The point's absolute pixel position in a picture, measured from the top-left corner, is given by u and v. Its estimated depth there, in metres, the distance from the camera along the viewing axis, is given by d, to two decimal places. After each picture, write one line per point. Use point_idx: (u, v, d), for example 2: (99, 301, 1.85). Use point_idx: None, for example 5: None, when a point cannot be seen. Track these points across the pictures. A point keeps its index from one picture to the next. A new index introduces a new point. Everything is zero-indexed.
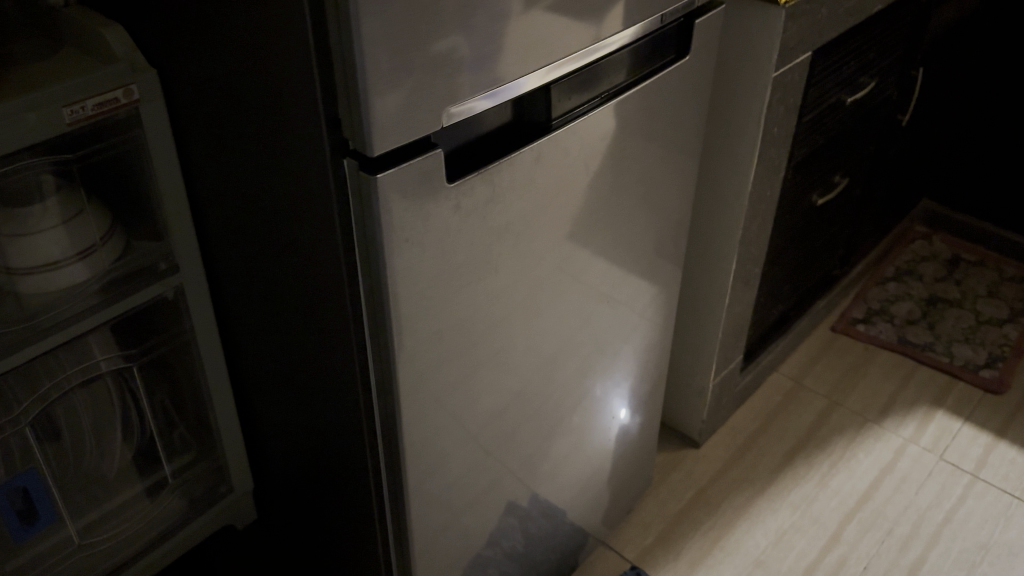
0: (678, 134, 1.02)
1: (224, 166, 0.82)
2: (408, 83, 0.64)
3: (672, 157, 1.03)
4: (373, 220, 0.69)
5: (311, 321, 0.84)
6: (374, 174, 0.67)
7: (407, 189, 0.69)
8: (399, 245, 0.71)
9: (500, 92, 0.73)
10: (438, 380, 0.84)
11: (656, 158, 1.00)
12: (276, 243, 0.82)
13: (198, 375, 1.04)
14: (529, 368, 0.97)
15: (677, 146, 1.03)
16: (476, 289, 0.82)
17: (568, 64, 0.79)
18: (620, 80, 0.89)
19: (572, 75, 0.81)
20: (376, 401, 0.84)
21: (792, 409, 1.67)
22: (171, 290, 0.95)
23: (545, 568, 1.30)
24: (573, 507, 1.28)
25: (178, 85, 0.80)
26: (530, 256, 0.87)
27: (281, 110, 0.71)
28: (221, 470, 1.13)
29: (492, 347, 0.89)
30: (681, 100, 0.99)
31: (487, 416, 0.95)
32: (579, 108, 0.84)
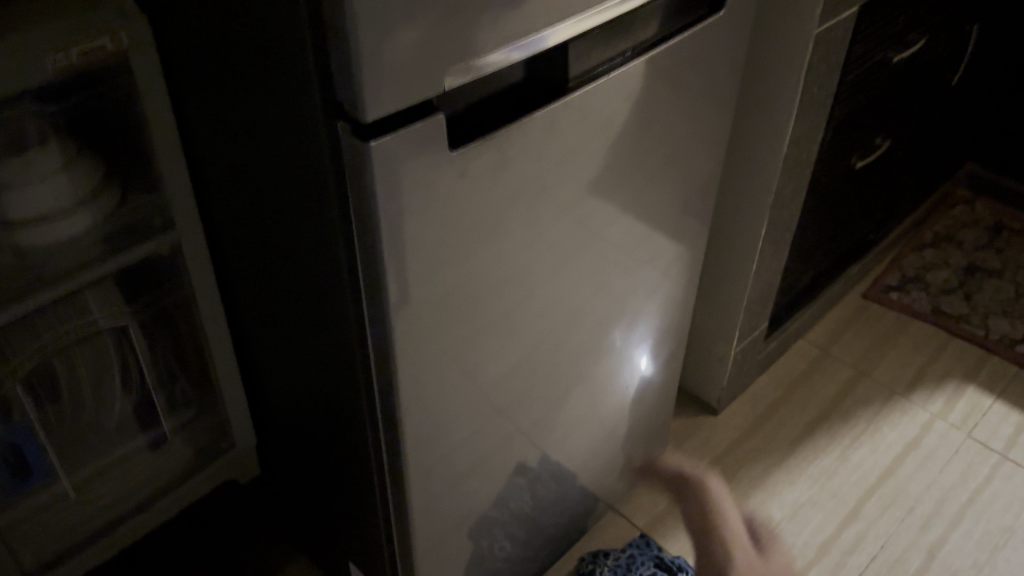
0: (708, 96, 0.95)
1: (218, 120, 0.78)
2: (408, 43, 0.59)
3: (700, 120, 0.97)
4: (368, 189, 0.64)
5: (309, 287, 0.80)
6: (368, 141, 0.61)
7: (407, 155, 0.63)
8: (396, 215, 0.66)
9: (513, 50, 0.67)
10: (440, 354, 0.80)
11: (684, 122, 0.94)
12: (273, 205, 0.78)
13: (200, 334, 1.00)
14: (538, 340, 0.93)
15: (706, 109, 0.97)
16: (485, 258, 0.77)
17: (588, 21, 0.73)
18: (646, 37, 0.83)
19: (593, 32, 0.75)
20: (374, 373, 0.80)
21: (816, 378, 1.62)
22: (167, 245, 0.92)
23: (553, 534, 1.28)
24: (583, 474, 1.25)
25: (171, 35, 0.76)
26: (541, 225, 0.82)
27: (274, 68, 0.66)
28: (225, 426, 1.09)
29: (498, 320, 0.85)
30: (712, 59, 0.92)
31: (492, 389, 0.91)
32: (599, 68, 0.78)
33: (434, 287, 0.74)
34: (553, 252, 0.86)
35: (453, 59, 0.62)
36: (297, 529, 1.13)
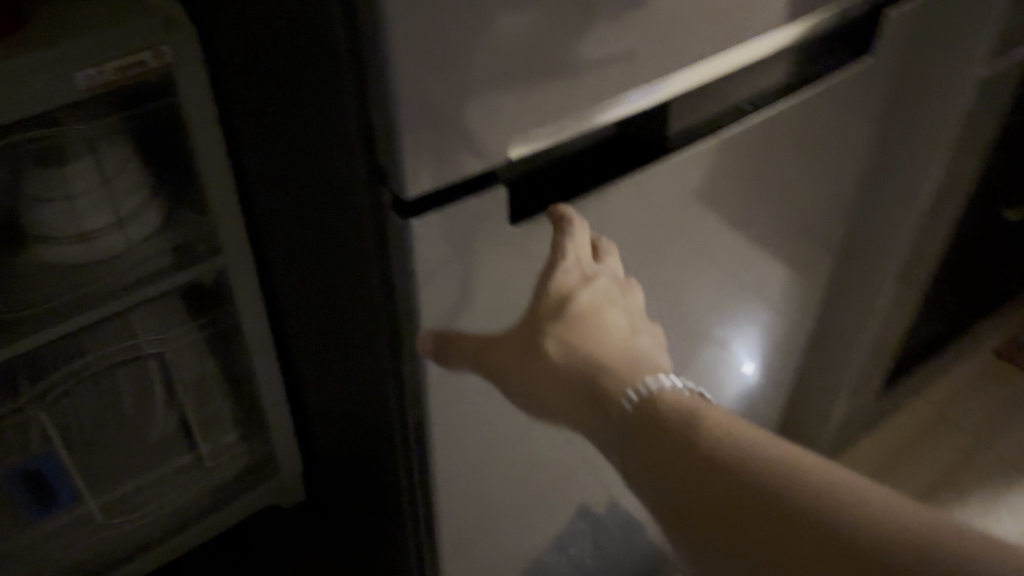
0: (833, 149, 0.81)
1: (267, 150, 0.69)
2: (459, 107, 0.48)
3: (820, 175, 0.83)
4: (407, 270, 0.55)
5: (353, 340, 0.72)
6: (409, 218, 0.52)
7: (454, 230, 0.54)
8: (439, 297, 0.57)
9: (597, 113, 0.56)
10: (486, 429, 0.71)
11: (803, 175, 0.80)
12: (319, 249, 0.69)
13: (245, 360, 0.93)
14: None
15: (831, 160, 0.82)
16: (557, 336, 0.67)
17: (696, 77, 0.61)
18: (766, 89, 0.70)
19: (701, 87, 0.63)
20: (413, 445, 0.71)
21: (931, 443, 1.44)
22: (211, 270, 0.83)
23: None
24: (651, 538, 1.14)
25: (220, 48, 0.67)
26: None
27: (319, 109, 0.56)
28: (269, 452, 1.02)
29: None
30: (845, 109, 0.78)
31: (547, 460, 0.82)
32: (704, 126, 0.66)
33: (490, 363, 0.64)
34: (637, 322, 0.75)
35: (517, 122, 0.52)
36: (339, 562, 1.06)
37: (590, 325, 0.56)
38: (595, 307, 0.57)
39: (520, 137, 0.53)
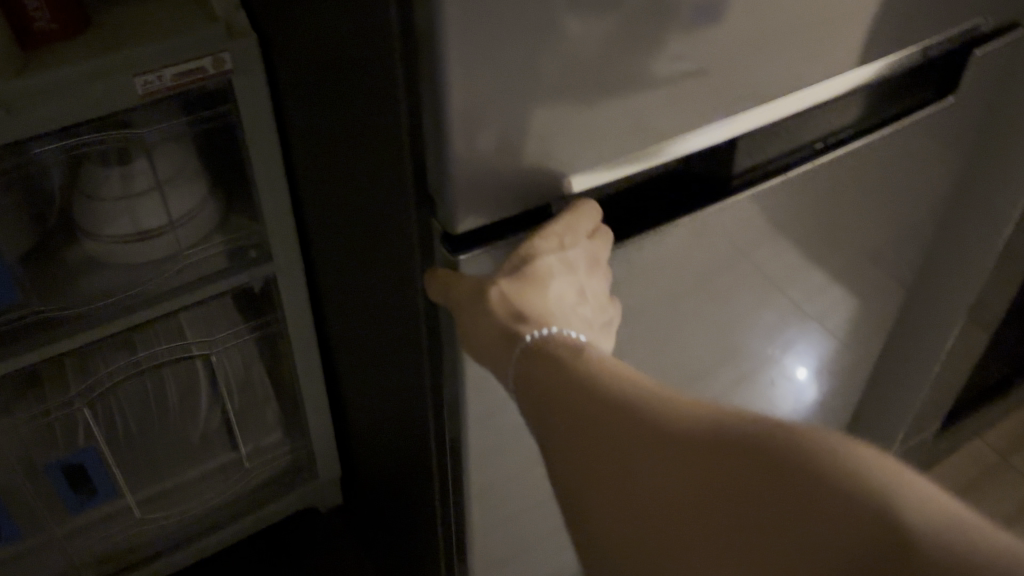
0: (905, 187, 0.78)
1: (320, 162, 0.68)
2: (511, 141, 0.47)
3: (890, 213, 0.79)
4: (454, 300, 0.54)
5: (395, 357, 0.71)
6: (456, 254, 0.51)
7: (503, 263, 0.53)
8: None
9: (661, 150, 0.54)
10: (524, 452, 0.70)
11: (872, 212, 0.77)
12: (368, 266, 0.68)
13: (289, 366, 0.92)
14: None
15: (904, 197, 0.79)
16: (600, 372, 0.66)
17: (769, 114, 0.58)
18: (840, 126, 0.67)
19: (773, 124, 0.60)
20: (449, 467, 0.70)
21: (993, 487, 1.38)
22: (261, 279, 0.83)
23: None
24: None
25: (280, 58, 0.66)
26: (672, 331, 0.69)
27: (374, 132, 0.54)
28: (309, 456, 1.02)
29: None
30: (920, 147, 0.74)
31: None
32: (773, 163, 0.64)
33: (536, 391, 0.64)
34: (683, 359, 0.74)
35: (573, 156, 0.50)
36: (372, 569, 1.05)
37: (539, 295, 0.49)
38: (548, 276, 0.49)
39: (580, 175, 0.51)
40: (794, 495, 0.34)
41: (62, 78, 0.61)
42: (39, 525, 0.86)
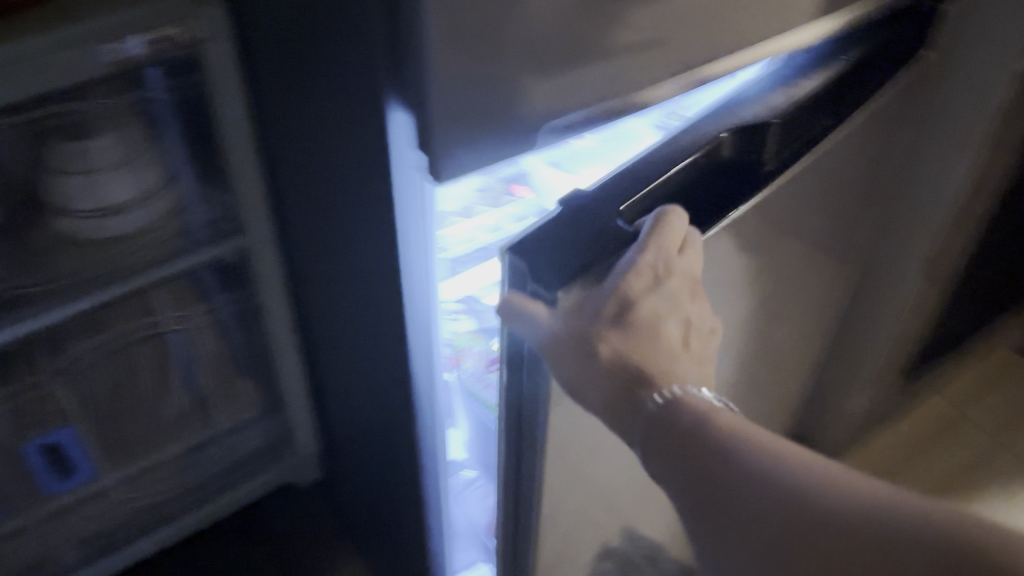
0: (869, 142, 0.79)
1: (293, 131, 0.68)
2: (497, 99, 0.47)
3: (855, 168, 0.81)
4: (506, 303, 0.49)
5: (374, 323, 0.71)
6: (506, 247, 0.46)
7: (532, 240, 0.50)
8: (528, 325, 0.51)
9: (634, 101, 0.54)
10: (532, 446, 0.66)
11: None
12: (346, 234, 0.68)
13: (265, 341, 0.92)
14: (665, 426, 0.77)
15: (881, 157, 0.79)
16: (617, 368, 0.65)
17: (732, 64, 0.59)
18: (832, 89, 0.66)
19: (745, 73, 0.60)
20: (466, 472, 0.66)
21: (952, 439, 1.42)
22: (235, 252, 0.83)
23: None
24: None
25: (249, 25, 0.65)
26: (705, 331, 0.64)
27: (352, 94, 0.55)
28: (286, 432, 1.02)
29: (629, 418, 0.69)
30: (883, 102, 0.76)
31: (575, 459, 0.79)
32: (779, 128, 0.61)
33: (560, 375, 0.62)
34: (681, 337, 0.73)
35: (554, 112, 0.50)
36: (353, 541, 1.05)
37: (648, 341, 0.46)
38: (655, 319, 0.46)
39: (558, 129, 0.52)
40: (806, 502, 0.42)
41: (27, 48, 0.60)
42: (15, 508, 0.86)
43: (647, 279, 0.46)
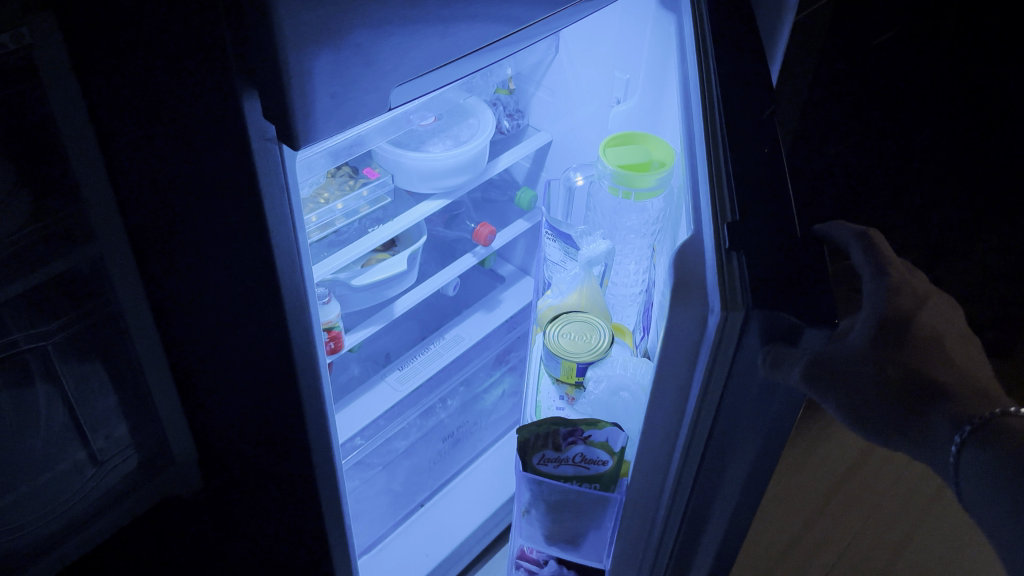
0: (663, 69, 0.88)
1: (136, 130, 0.69)
2: (343, 72, 0.51)
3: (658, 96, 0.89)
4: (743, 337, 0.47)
5: (243, 309, 0.73)
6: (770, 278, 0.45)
7: (713, 281, 0.47)
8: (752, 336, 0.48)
9: (463, 58, 0.60)
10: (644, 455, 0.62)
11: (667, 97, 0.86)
12: (205, 226, 0.70)
13: (130, 351, 0.92)
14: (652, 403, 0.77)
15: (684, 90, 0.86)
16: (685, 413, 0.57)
17: (535, 23, 0.67)
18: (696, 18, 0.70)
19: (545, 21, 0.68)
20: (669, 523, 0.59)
21: None
22: (86, 261, 0.84)
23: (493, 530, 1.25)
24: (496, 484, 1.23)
25: (78, 30, 0.66)
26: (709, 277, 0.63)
27: (199, 82, 0.57)
28: (162, 444, 1.01)
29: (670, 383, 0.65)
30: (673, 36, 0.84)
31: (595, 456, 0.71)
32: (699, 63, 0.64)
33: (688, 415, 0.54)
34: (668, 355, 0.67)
35: (396, 74, 0.55)
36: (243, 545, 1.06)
37: (933, 354, 0.54)
38: (930, 331, 0.55)
39: (400, 90, 0.56)
40: None
41: None
42: None
43: (910, 297, 0.55)
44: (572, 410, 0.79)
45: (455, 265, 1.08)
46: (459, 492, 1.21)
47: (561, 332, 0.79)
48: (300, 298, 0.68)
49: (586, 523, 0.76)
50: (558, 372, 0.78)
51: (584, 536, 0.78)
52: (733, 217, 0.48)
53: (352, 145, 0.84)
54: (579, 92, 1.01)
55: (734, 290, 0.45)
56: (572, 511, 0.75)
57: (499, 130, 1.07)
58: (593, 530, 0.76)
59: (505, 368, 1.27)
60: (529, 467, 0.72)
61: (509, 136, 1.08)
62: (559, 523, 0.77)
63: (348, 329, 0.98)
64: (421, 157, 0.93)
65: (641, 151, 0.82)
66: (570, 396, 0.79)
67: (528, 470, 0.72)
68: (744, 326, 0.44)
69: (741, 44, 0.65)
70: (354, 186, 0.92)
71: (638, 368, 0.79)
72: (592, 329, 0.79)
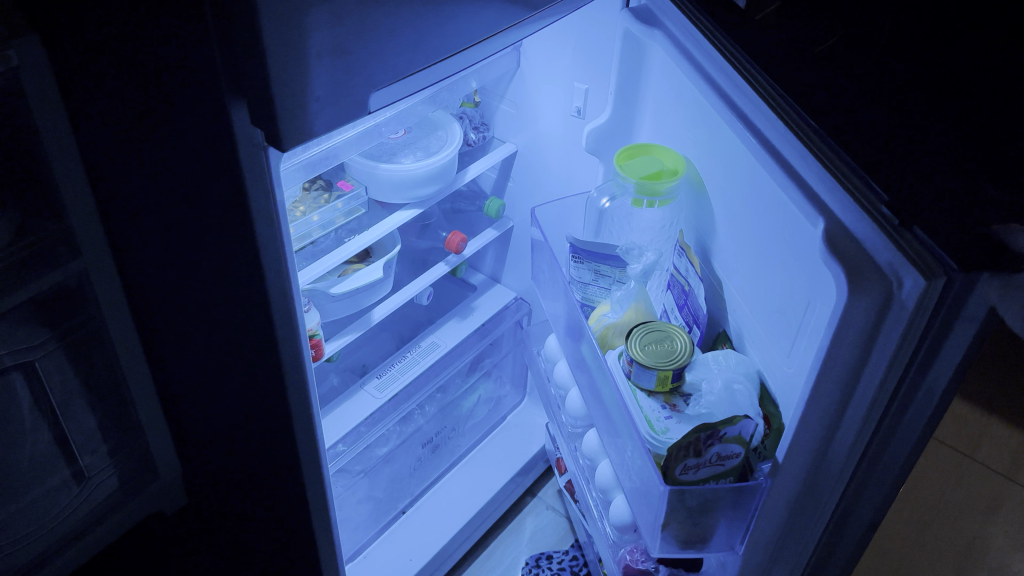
0: (644, 78, 0.89)
1: (122, 148, 0.72)
2: (331, 77, 0.56)
3: (649, 105, 0.91)
4: (918, 307, 0.53)
5: (229, 316, 0.77)
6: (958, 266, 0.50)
7: (898, 259, 0.53)
8: (922, 306, 0.53)
9: (436, 63, 0.65)
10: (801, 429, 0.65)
11: (660, 100, 0.88)
12: (193, 236, 0.73)
13: (114, 366, 0.95)
14: (777, 398, 0.72)
15: (660, 91, 0.88)
16: (805, 389, 0.64)
17: (501, 34, 0.72)
18: (711, 31, 0.75)
19: (507, 31, 0.73)
20: (794, 441, 0.66)
21: None
22: (72, 278, 0.86)
23: (478, 531, 1.29)
24: (494, 480, 1.28)
25: (64, 50, 0.69)
26: (809, 265, 0.65)
27: (187, 95, 0.61)
28: (146, 458, 1.04)
29: (797, 365, 0.68)
30: (643, 48, 0.87)
31: (734, 449, 0.69)
32: (760, 78, 0.69)
33: (862, 384, 0.59)
34: (790, 353, 0.69)
35: (377, 78, 0.59)
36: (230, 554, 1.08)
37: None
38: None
39: (380, 92, 0.61)
40: None
41: None
42: None
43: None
44: (680, 417, 0.74)
45: (428, 275, 1.12)
46: (439, 497, 1.27)
47: (643, 347, 0.76)
48: (286, 301, 0.71)
49: (718, 521, 0.73)
50: (651, 384, 0.75)
51: (715, 533, 0.74)
52: (886, 201, 0.55)
53: (327, 157, 0.87)
54: (542, 101, 1.05)
55: (930, 261, 0.52)
56: (710, 513, 0.72)
57: (466, 143, 1.12)
58: (725, 526, 0.74)
59: (479, 374, 1.31)
60: (670, 479, 0.69)
61: (475, 148, 1.14)
62: (696, 521, 0.73)
63: (327, 337, 1.02)
64: (394, 168, 0.97)
65: (650, 162, 0.84)
66: (671, 404, 0.76)
67: (670, 484, 0.69)
68: (947, 290, 0.51)
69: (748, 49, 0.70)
70: (329, 199, 0.96)
71: (730, 359, 0.75)
72: (669, 337, 0.78)
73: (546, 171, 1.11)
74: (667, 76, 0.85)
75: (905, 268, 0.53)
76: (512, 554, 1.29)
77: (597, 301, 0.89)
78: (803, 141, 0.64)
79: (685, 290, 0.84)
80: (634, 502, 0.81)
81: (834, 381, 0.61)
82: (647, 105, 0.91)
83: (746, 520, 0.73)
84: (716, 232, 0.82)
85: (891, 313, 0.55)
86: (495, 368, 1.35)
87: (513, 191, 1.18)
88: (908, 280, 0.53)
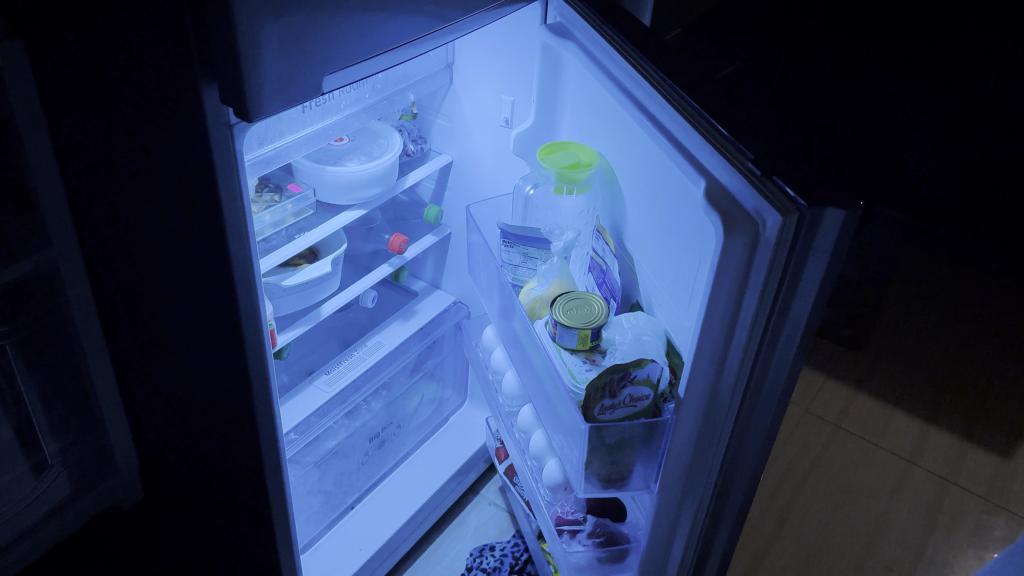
0: (561, 84, 1.01)
1: (97, 143, 0.80)
2: (282, 58, 0.66)
3: (566, 110, 1.02)
4: (779, 242, 0.63)
5: (191, 295, 0.84)
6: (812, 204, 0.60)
7: (758, 202, 0.64)
8: (782, 242, 0.63)
9: (376, 54, 0.75)
10: (700, 368, 0.75)
11: (576, 103, 1.00)
12: (162, 217, 0.80)
13: (79, 358, 1.00)
14: (681, 347, 0.82)
15: (574, 96, 1.00)
16: (699, 331, 0.74)
17: (427, 37, 0.82)
18: (608, 34, 0.86)
19: (434, 33, 0.83)
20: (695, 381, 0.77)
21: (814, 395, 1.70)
22: (43, 269, 0.92)
23: (426, 526, 1.37)
24: (438, 475, 1.36)
25: (44, 51, 0.77)
26: (701, 223, 0.76)
27: (159, 85, 0.69)
28: (106, 450, 1.09)
29: (695, 313, 0.79)
30: (557, 57, 0.99)
31: (643, 392, 0.79)
32: (647, 67, 0.80)
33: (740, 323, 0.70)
34: (689, 305, 0.80)
35: (326, 63, 0.70)
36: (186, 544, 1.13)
37: None
38: None
39: (329, 77, 0.71)
40: None
41: None
42: None
43: None
44: (599, 369, 0.84)
45: (371, 276, 1.21)
46: (385, 492, 1.34)
47: (565, 311, 0.87)
48: (248, 277, 0.80)
49: (634, 459, 0.84)
50: (574, 342, 0.85)
51: (632, 472, 0.85)
52: (750, 157, 0.66)
53: (278, 156, 0.96)
54: (474, 113, 1.17)
55: (785, 202, 0.62)
56: (625, 450, 0.83)
57: (405, 153, 1.23)
58: (641, 463, 0.85)
59: (420, 375, 1.40)
60: (591, 417, 0.80)
61: (415, 158, 1.24)
62: (617, 460, 0.84)
63: (280, 330, 1.10)
64: (340, 170, 1.07)
65: (568, 155, 0.95)
66: (591, 359, 0.86)
67: (590, 423, 0.80)
68: (798, 225, 0.61)
69: (644, 49, 0.82)
70: (279, 200, 1.05)
71: (640, 319, 0.86)
72: (589, 303, 0.88)
73: (480, 177, 1.22)
74: (580, 82, 0.97)
75: (764, 210, 0.64)
76: (456, 547, 1.36)
77: (526, 281, 1.00)
78: (682, 115, 0.74)
79: (603, 268, 0.95)
80: (563, 455, 0.91)
81: (723, 318, 0.71)
82: (565, 109, 1.02)
83: (656, 459, 0.84)
84: (627, 214, 0.93)
85: (758, 250, 0.66)
86: (436, 370, 1.44)
87: (449, 199, 1.29)
88: (769, 219, 0.63)
